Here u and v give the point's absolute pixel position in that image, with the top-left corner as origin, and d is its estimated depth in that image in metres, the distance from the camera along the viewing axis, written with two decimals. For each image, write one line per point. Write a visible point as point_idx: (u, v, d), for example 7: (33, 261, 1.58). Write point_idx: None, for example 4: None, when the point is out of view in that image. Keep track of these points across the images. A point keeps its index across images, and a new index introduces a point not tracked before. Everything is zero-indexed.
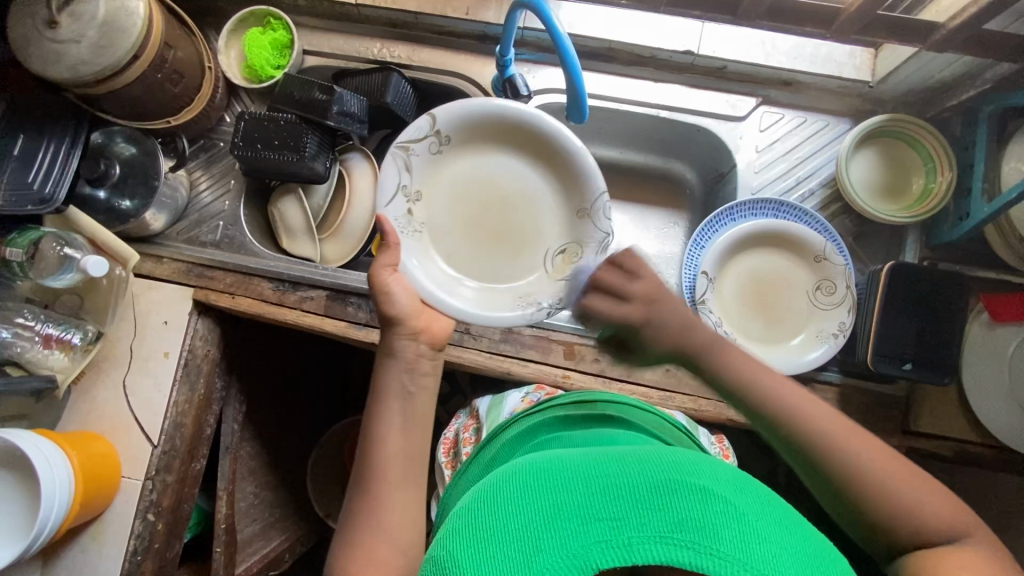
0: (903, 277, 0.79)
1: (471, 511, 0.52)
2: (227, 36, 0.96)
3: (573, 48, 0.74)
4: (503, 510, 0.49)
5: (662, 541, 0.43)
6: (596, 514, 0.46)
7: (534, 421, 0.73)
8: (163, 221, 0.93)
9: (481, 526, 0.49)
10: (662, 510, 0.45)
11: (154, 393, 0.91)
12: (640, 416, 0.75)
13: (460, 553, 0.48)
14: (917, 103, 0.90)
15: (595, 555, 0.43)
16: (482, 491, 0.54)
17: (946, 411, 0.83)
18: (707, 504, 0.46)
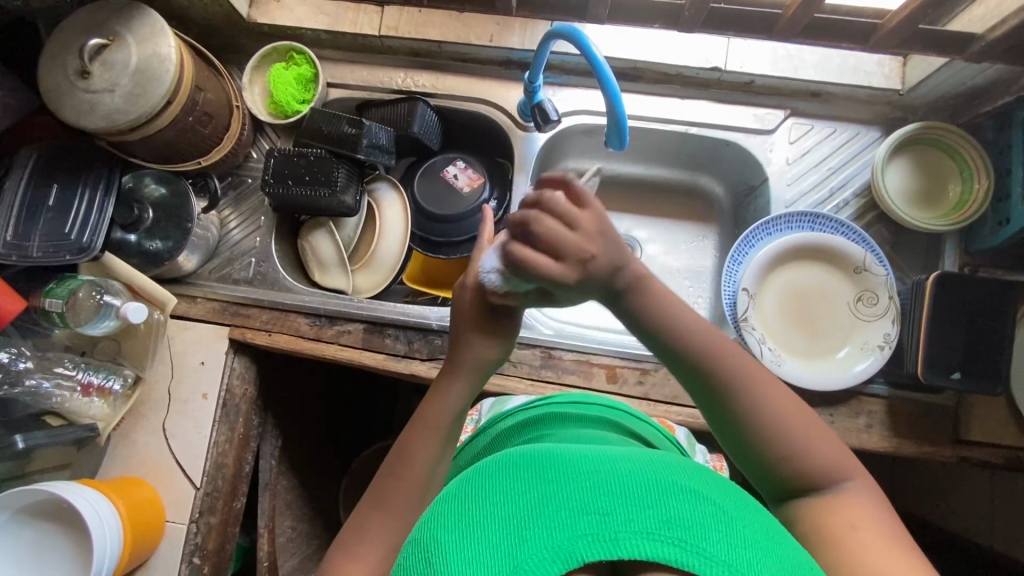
0: (950, 287, 0.78)
1: (446, 498, 0.47)
2: (251, 73, 0.96)
3: (612, 73, 0.73)
4: (483, 497, 0.44)
5: (649, 537, 0.39)
6: (583, 506, 0.40)
7: (531, 415, 0.71)
8: (195, 261, 0.93)
9: (461, 513, 0.43)
10: (652, 505, 0.40)
11: (195, 436, 0.90)
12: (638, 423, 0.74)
13: (434, 540, 0.42)
14: (948, 109, 0.89)
15: (581, 547, 0.39)
16: (464, 478, 0.49)
17: (997, 418, 0.82)
18: (701, 503, 0.41)
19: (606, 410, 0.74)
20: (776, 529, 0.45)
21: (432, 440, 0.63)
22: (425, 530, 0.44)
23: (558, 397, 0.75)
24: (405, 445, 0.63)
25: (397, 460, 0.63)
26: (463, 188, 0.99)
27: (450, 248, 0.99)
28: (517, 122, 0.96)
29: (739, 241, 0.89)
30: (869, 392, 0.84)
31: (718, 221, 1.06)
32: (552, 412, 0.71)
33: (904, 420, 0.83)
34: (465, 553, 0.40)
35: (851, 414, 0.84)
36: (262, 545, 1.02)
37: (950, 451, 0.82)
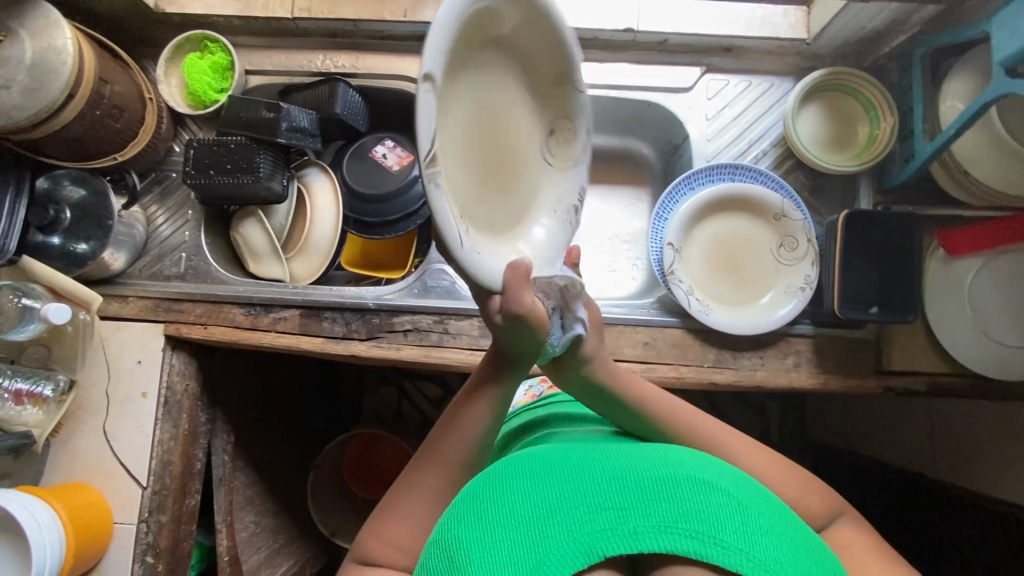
0: (858, 224, 0.81)
1: (475, 495, 0.52)
2: (165, 64, 0.94)
3: None
4: (510, 498, 0.49)
5: (666, 530, 0.43)
6: (602, 504, 0.45)
7: (540, 415, 0.76)
8: (123, 259, 0.92)
9: (489, 512, 0.48)
10: (668, 499, 0.45)
11: (137, 435, 0.90)
12: None
13: (456, 535, 0.47)
14: (853, 54, 0.92)
15: (600, 542, 0.43)
16: (490, 479, 0.54)
17: (916, 347, 0.86)
18: (715, 497, 0.45)
19: None
20: (791, 516, 0.49)
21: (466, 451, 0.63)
22: (453, 525, 0.50)
23: (559, 395, 0.80)
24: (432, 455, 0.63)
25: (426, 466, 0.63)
26: (393, 166, 0.98)
27: (382, 228, 0.98)
28: None
29: (662, 198, 0.90)
30: (797, 332, 0.87)
31: (650, 181, 1.09)
32: (550, 412, 0.75)
33: (829, 357, 0.86)
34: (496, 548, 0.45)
35: (780, 355, 0.86)
36: (221, 541, 1.02)
37: (874, 382, 0.86)
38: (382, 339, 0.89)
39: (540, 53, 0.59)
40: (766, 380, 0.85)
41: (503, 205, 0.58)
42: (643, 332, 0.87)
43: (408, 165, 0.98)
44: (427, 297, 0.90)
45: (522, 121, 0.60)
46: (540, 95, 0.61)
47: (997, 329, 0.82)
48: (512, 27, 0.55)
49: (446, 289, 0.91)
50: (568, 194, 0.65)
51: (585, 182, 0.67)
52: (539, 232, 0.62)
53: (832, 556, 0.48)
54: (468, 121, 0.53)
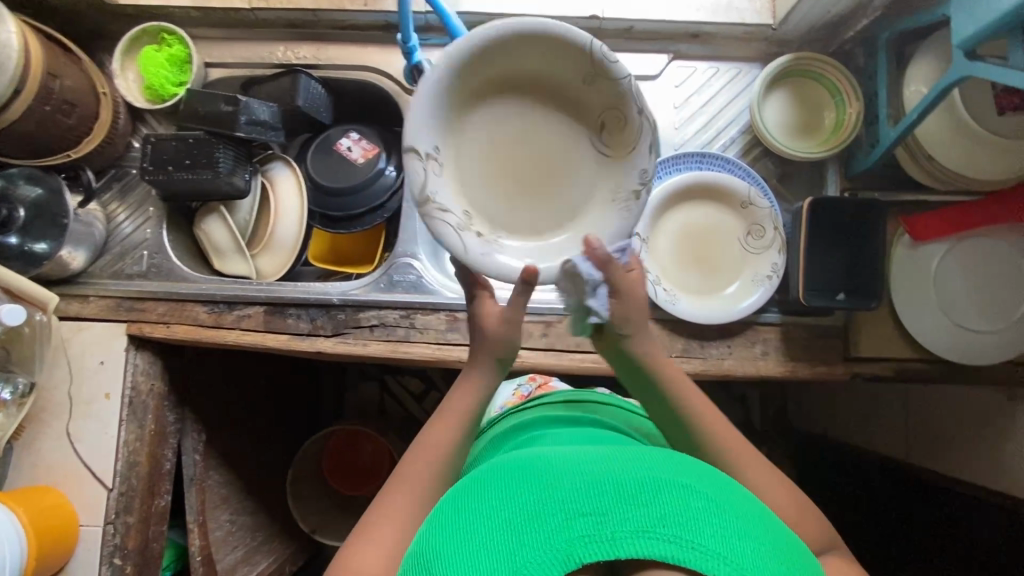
0: (823, 212, 0.80)
1: (452, 506, 0.51)
2: (121, 58, 0.92)
3: None
4: (488, 508, 0.48)
5: (644, 535, 0.43)
6: (579, 508, 0.45)
7: (524, 419, 0.76)
8: (83, 258, 0.90)
9: (467, 523, 0.47)
10: (646, 505, 0.45)
11: (102, 437, 0.89)
12: (611, 412, 0.78)
13: (434, 547, 0.46)
14: (820, 40, 0.91)
15: (578, 549, 0.43)
16: (467, 487, 0.53)
17: (883, 333, 0.86)
18: (691, 500, 0.46)
19: (591, 408, 0.78)
20: (764, 515, 0.50)
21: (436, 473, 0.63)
22: (431, 538, 0.48)
23: (551, 396, 0.81)
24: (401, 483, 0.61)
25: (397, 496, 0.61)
26: (358, 160, 0.97)
27: (349, 222, 0.97)
28: (404, 88, 0.94)
29: None
30: (765, 320, 0.87)
31: None
32: (540, 413, 0.76)
33: (797, 344, 0.86)
34: (474, 561, 0.44)
35: (748, 344, 0.86)
36: (194, 540, 1.01)
37: (842, 369, 0.86)
38: (348, 335, 0.88)
39: (568, 59, 0.61)
40: (734, 369, 0.85)
41: (552, 208, 0.65)
42: None
43: (373, 158, 0.96)
44: (393, 291, 0.90)
45: (559, 133, 0.64)
46: (579, 102, 0.63)
47: (961, 314, 0.82)
48: (515, 64, 0.61)
49: (413, 283, 0.90)
50: (631, 176, 0.62)
51: (651, 159, 0.62)
52: (596, 222, 0.63)
53: (805, 549, 0.49)
54: (489, 156, 0.64)
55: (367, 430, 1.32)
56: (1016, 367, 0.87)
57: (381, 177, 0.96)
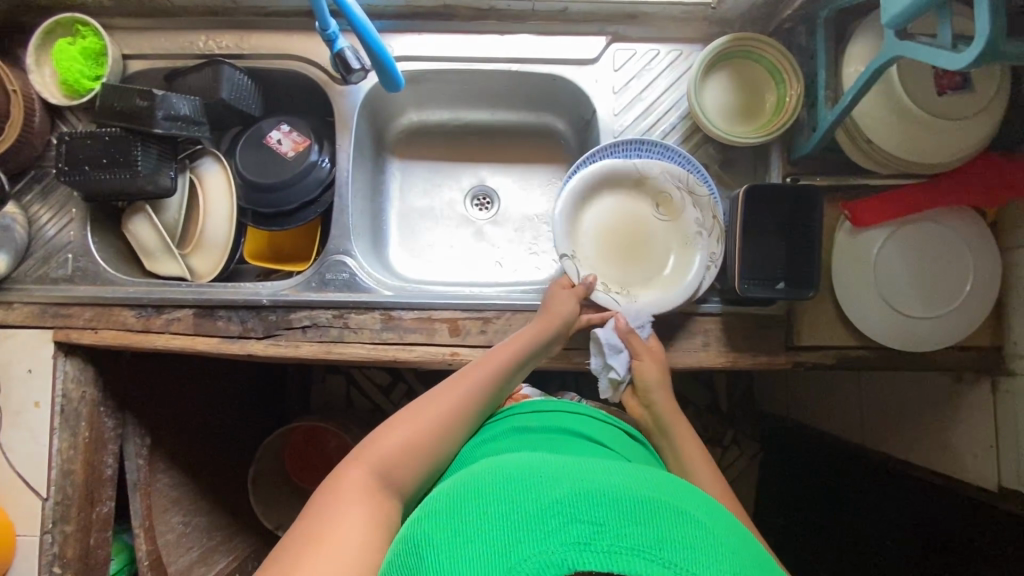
0: (759, 199, 0.78)
1: (452, 502, 0.51)
2: (35, 53, 0.88)
3: (367, 18, 0.73)
4: (488, 507, 0.48)
5: (640, 554, 0.43)
6: (581, 515, 0.45)
7: (500, 429, 0.75)
8: (5, 263, 0.87)
9: (465, 520, 0.48)
10: (646, 524, 0.45)
11: (33, 445, 0.87)
12: (581, 421, 0.77)
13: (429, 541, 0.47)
14: (762, 18, 0.88)
15: (574, 556, 0.43)
16: (468, 484, 0.53)
17: (825, 322, 0.84)
18: (691, 526, 0.46)
19: (568, 417, 0.77)
20: (760, 555, 0.49)
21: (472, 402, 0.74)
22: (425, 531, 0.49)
23: (524, 406, 0.79)
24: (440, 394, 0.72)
25: (415, 416, 0.70)
26: (288, 153, 0.93)
27: (283, 218, 0.94)
28: (331, 76, 0.90)
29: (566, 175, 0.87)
30: (707, 311, 0.85)
31: (568, 158, 1.06)
32: (511, 425, 0.75)
33: (739, 335, 0.85)
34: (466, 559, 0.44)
35: (689, 336, 0.85)
36: (141, 545, 1.01)
37: (784, 358, 0.84)
38: (280, 336, 0.86)
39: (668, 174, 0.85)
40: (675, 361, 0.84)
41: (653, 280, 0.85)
42: None
43: (304, 151, 0.93)
44: (325, 291, 0.87)
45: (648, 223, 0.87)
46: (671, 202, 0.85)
47: (902, 301, 0.80)
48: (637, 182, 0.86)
49: (346, 282, 0.88)
50: (688, 225, 0.84)
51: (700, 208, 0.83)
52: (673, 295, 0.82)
53: None
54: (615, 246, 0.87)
55: (325, 426, 1.31)
56: (961, 352, 0.85)
57: (314, 169, 0.93)
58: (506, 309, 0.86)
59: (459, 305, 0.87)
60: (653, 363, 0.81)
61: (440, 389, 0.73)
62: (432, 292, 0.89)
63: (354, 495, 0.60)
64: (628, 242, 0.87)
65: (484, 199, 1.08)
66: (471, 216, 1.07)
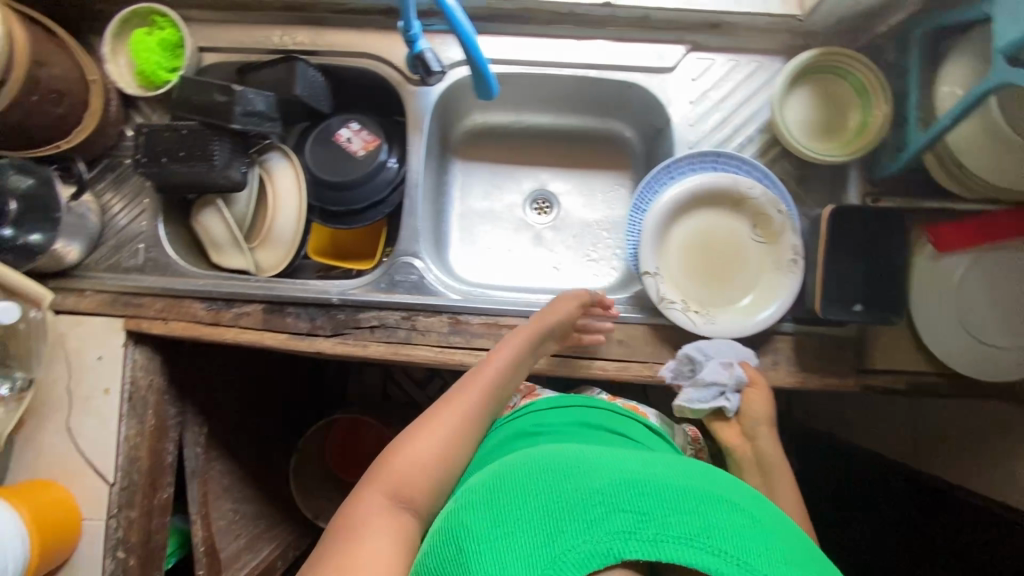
0: (846, 220, 0.77)
1: (499, 488, 0.54)
2: (111, 42, 0.88)
3: (469, 22, 0.69)
4: (535, 495, 0.52)
5: (688, 541, 0.47)
6: (625, 504, 0.49)
7: (526, 425, 0.76)
8: (78, 251, 0.88)
9: (515, 506, 0.51)
10: (690, 514, 0.49)
11: (102, 432, 0.88)
12: (606, 418, 0.77)
13: (482, 524, 0.51)
14: (849, 33, 0.86)
15: (620, 546, 0.47)
16: (513, 469, 0.56)
17: (898, 346, 0.83)
18: (733, 517, 0.50)
19: (593, 413, 0.77)
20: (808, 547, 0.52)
21: (488, 400, 0.73)
22: (475, 514, 0.53)
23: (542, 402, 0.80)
24: (454, 400, 0.71)
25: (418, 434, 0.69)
26: (358, 152, 0.93)
27: (351, 217, 0.95)
28: (406, 76, 0.90)
29: (641, 187, 0.86)
30: (778, 330, 0.85)
31: (632, 165, 1.04)
32: (537, 420, 0.76)
33: (808, 354, 0.84)
34: (518, 549, 0.48)
35: (758, 354, 0.85)
36: (196, 531, 1.03)
37: (855, 381, 0.84)
38: (348, 335, 0.86)
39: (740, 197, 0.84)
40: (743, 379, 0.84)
41: (729, 297, 0.85)
42: (619, 329, 0.85)
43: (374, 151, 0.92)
44: (393, 292, 0.88)
45: (727, 238, 0.87)
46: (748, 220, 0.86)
47: (982, 329, 0.79)
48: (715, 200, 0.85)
49: (415, 283, 0.88)
50: (785, 250, 0.82)
51: (798, 234, 0.82)
52: (750, 313, 0.83)
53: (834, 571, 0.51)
54: (693, 261, 0.87)
55: (369, 419, 1.32)
56: None
57: (383, 169, 0.93)
58: None
59: (527, 312, 0.87)
60: (767, 400, 0.82)
61: (443, 402, 0.72)
62: (500, 297, 0.89)
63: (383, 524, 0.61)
64: (704, 258, 0.87)
65: (543, 203, 1.07)
66: (530, 219, 1.06)
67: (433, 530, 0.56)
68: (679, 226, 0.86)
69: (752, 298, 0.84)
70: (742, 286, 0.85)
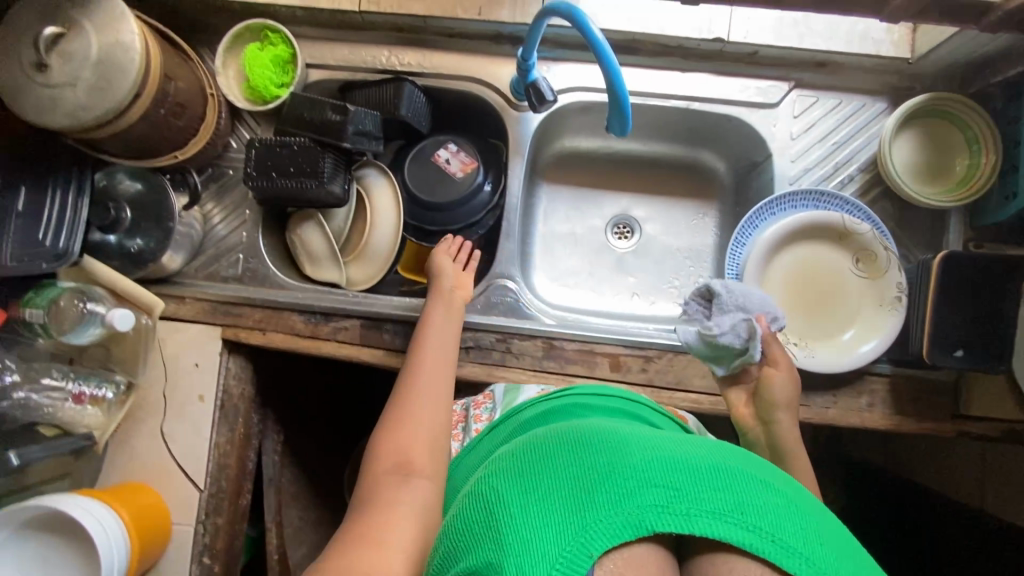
0: (957, 267, 0.78)
1: (511, 462, 0.48)
2: (224, 55, 0.89)
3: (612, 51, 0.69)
4: (549, 466, 0.46)
5: (723, 517, 0.42)
6: (654, 478, 0.44)
7: (545, 405, 0.68)
8: (181, 260, 0.89)
9: (526, 477, 0.46)
10: (724, 489, 0.44)
11: (194, 438, 0.88)
12: (649, 412, 0.71)
13: (497, 500, 0.45)
14: (956, 78, 0.86)
15: (650, 517, 0.42)
16: (525, 443, 0.51)
17: (997, 393, 0.83)
18: (772, 494, 0.44)
19: (629, 405, 0.71)
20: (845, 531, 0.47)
21: (442, 369, 0.77)
22: (486, 488, 0.47)
23: (577, 391, 0.73)
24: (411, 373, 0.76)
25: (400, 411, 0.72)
26: (457, 173, 0.95)
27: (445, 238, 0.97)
28: (510, 101, 0.91)
29: (742, 222, 0.87)
30: (873, 370, 0.85)
31: (719, 197, 1.05)
32: (574, 402, 0.69)
33: (905, 397, 0.84)
34: (538, 526, 0.42)
35: (853, 394, 0.85)
36: (270, 539, 1.03)
37: (950, 426, 0.83)
38: None
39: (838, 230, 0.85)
40: (837, 419, 0.83)
41: (829, 330, 0.86)
42: None
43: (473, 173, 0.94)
44: (490, 314, 0.89)
45: (828, 272, 0.87)
46: (848, 254, 0.86)
47: None
48: (817, 233, 0.86)
49: (510, 306, 0.90)
50: (889, 288, 0.83)
51: (903, 273, 0.83)
52: (851, 348, 0.83)
53: None
54: (793, 293, 0.87)
55: None
56: None
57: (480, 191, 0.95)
58: (669, 349, 0.87)
59: (621, 340, 0.87)
60: (787, 378, 0.74)
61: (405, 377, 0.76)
62: (595, 326, 0.89)
63: (400, 503, 0.61)
64: (804, 289, 0.87)
65: (624, 228, 1.07)
66: (612, 244, 1.06)
67: (446, 512, 0.50)
68: (781, 257, 0.87)
69: (851, 332, 0.85)
70: (845, 322, 0.85)
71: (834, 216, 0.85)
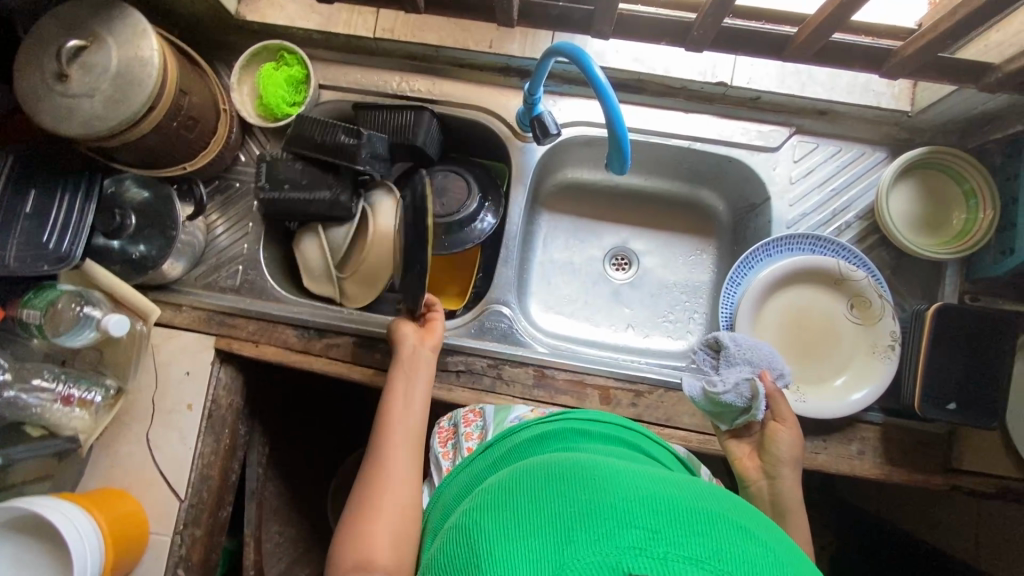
0: (950, 320, 0.78)
1: (498, 504, 0.49)
2: (240, 72, 0.92)
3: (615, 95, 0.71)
4: (531, 508, 0.47)
5: (699, 564, 0.39)
6: (633, 519, 0.42)
7: (543, 431, 0.66)
8: (181, 267, 0.91)
9: (509, 520, 0.46)
10: (704, 536, 0.41)
11: (179, 447, 0.88)
12: (652, 445, 0.70)
13: (479, 543, 0.45)
14: (955, 133, 0.88)
15: (627, 559, 0.39)
16: (514, 482, 0.52)
17: (990, 448, 0.82)
18: (753, 547, 0.42)
19: (620, 432, 0.70)
20: None
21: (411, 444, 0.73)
22: (472, 531, 0.47)
23: (573, 413, 0.71)
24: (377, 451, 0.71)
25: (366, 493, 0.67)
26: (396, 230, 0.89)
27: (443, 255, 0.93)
28: (515, 132, 0.93)
29: (739, 263, 0.87)
30: (865, 419, 0.84)
31: (716, 235, 1.06)
32: (571, 425, 0.67)
33: (897, 447, 0.83)
34: (515, 566, 0.42)
35: (844, 441, 0.84)
36: (248, 554, 1.01)
37: (942, 479, 0.82)
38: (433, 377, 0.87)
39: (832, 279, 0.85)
40: (827, 465, 0.82)
41: (821, 376, 0.86)
42: None
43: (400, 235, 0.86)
44: (483, 339, 0.90)
45: (822, 317, 0.87)
46: (843, 302, 0.86)
47: None
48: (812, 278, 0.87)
49: (504, 332, 0.90)
50: (882, 336, 0.83)
51: (896, 322, 0.83)
52: (843, 395, 0.83)
53: None
54: (786, 336, 0.87)
55: None
56: None
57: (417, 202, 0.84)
58: (660, 385, 0.86)
59: (612, 372, 0.87)
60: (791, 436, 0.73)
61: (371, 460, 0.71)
62: (586, 358, 0.89)
63: None
64: (797, 333, 0.88)
65: (621, 259, 1.08)
66: (609, 275, 1.07)
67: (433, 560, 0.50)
68: (774, 299, 0.87)
69: (842, 378, 0.84)
70: (838, 368, 0.85)
71: (831, 264, 0.85)
